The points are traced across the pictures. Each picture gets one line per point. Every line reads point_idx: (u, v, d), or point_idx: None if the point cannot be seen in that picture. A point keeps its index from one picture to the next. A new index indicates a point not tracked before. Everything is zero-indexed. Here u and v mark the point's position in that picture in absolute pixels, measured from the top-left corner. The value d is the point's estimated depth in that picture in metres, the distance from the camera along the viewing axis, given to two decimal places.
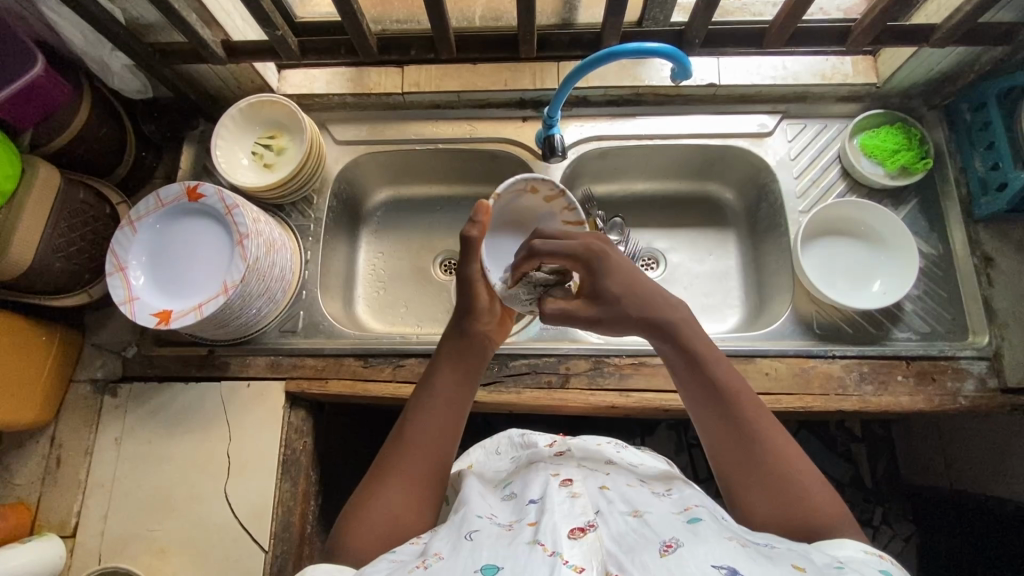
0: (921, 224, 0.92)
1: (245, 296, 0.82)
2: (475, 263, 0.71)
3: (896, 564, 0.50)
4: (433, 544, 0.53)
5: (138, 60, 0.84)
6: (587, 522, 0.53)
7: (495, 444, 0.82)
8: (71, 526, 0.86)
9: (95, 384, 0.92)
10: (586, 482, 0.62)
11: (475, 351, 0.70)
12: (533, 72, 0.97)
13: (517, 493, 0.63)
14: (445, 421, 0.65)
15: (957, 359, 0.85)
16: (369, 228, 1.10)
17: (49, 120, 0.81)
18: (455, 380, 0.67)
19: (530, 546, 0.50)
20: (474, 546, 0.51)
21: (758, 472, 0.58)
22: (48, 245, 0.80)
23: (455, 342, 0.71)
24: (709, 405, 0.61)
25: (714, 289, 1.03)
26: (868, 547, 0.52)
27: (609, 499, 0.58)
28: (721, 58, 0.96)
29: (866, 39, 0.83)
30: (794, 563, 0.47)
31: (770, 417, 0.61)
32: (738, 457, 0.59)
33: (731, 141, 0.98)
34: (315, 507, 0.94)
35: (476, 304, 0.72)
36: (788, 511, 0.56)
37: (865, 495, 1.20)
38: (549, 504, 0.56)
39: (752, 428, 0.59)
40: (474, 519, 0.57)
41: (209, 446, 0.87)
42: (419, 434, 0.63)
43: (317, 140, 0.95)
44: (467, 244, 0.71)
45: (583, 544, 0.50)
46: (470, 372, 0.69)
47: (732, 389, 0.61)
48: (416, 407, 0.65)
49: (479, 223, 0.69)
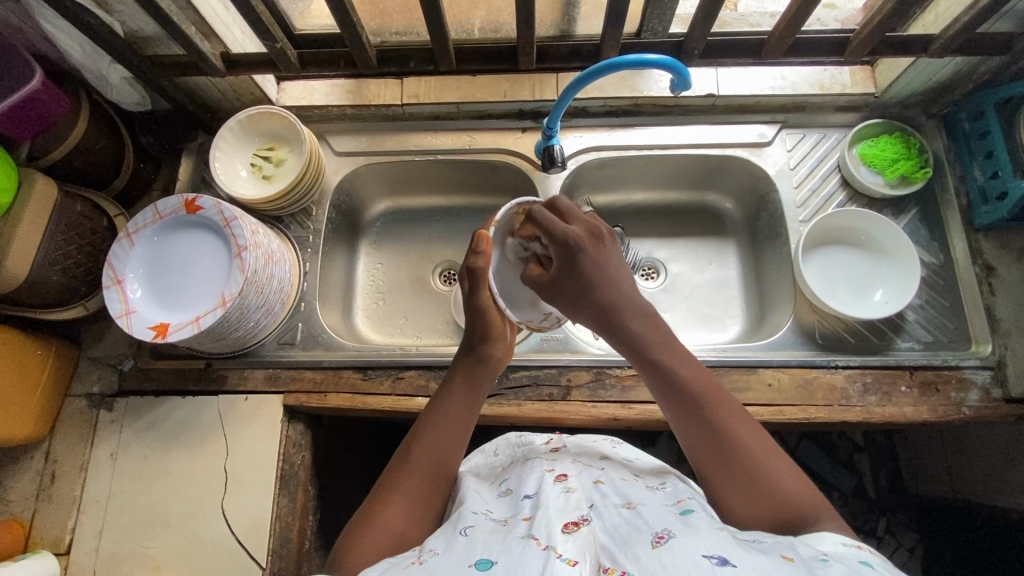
0: (922, 233, 0.92)
1: (244, 308, 0.81)
2: (485, 290, 0.72)
3: (874, 554, 0.50)
4: (429, 541, 0.54)
5: (137, 72, 0.84)
6: (581, 517, 0.53)
7: (492, 446, 0.78)
8: (65, 543, 0.84)
9: (91, 399, 0.90)
10: (580, 477, 0.61)
11: (486, 376, 0.72)
12: (532, 83, 0.97)
13: (512, 489, 0.62)
14: (449, 438, 0.66)
15: (960, 368, 0.85)
16: (369, 239, 1.09)
17: (47, 133, 0.81)
18: (462, 401, 0.69)
19: (524, 540, 0.49)
20: (469, 541, 0.51)
21: (731, 468, 0.59)
22: (45, 259, 0.79)
23: (468, 367, 0.72)
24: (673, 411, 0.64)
25: (714, 299, 1.03)
26: (846, 539, 0.52)
27: (603, 492, 0.58)
28: (720, 69, 0.96)
29: (865, 50, 0.83)
30: (783, 555, 0.47)
31: (741, 415, 0.63)
32: (714, 458, 0.60)
33: (730, 150, 0.98)
34: (313, 522, 0.93)
35: (491, 327, 0.72)
36: (761, 502, 0.57)
37: (868, 506, 1.19)
38: (544, 499, 0.56)
39: (722, 428, 0.61)
40: (468, 515, 0.56)
41: (207, 460, 0.86)
42: (424, 449, 0.65)
43: (316, 152, 0.95)
44: (472, 275, 0.73)
45: (577, 539, 0.50)
46: (478, 391, 0.70)
47: (696, 389, 0.63)
48: (424, 424, 0.67)
49: (481, 252, 0.72)
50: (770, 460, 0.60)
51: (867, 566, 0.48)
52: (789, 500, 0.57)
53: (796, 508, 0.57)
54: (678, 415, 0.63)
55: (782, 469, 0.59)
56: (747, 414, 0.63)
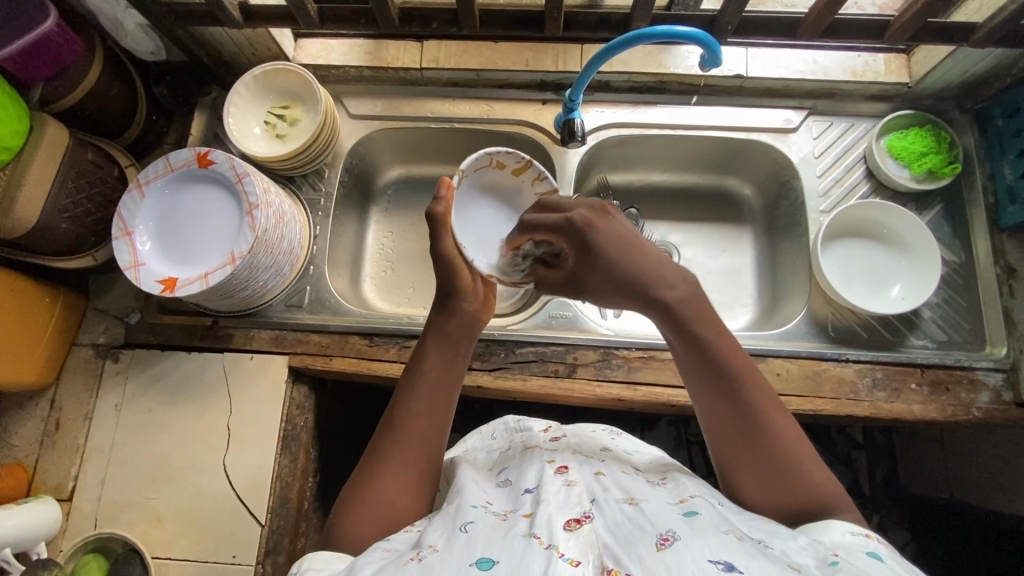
0: (945, 230, 0.90)
1: (253, 267, 0.80)
2: (447, 238, 0.70)
3: (882, 544, 0.52)
4: (427, 536, 0.53)
5: (153, 18, 0.82)
6: (583, 514, 0.53)
7: (491, 430, 0.79)
8: (67, 490, 0.85)
9: (97, 349, 0.91)
10: (581, 469, 0.61)
11: (462, 333, 0.68)
12: (555, 53, 0.95)
13: (511, 480, 0.62)
14: (435, 407, 0.64)
15: (972, 369, 0.84)
16: (379, 206, 1.08)
17: (58, 78, 0.79)
18: (446, 361, 0.67)
19: (526, 539, 0.49)
20: (470, 538, 0.50)
21: (766, 463, 0.58)
22: (54, 205, 0.78)
23: (441, 325, 0.68)
24: (709, 385, 0.61)
25: (726, 286, 1.02)
26: (856, 529, 0.53)
27: (604, 486, 0.57)
28: (750, 49, 0.93)
29: (905, 34, 0.80)
30: (790, 563, 0.46)
31: (781, 413, 0.60)
32: (737, 435, 0.59)
33: (755, 135, 0.95)
34: (312, 484, 0.93)
35: (459, 280, 0.69)
36: (781, 486, 0.57)
37: (863, 503, 1.18)
38: (544, 494, 0.55)
39: (760, 426, 0.59)
40: (468, 509, 0.56)
41: (209, 417, 0.86)
42: (409, 421, 0.63)
43: (331, 113, 0.93)
44: (433, 221, 0.70)
45: (579, 537, 0.49)
46: (459, 355, 0.67)
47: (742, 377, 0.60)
48: (405, 395, 0.65)
49: (444, 199, 0.70)
50: (804, 457, 0.58)
51: (875, 559, 0.48)
52: (804, 483, 0.57)
53: (804, 488, 0.57)
54: (716, 396, 0.60)
55: (802, 451, 0.58)
56: (789, 415, 0.60)
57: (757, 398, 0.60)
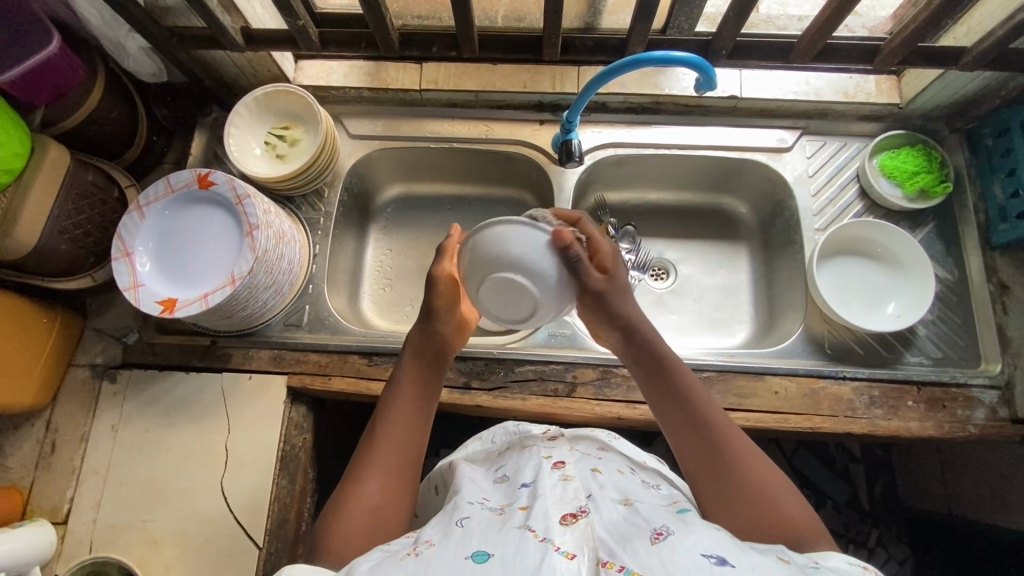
0: (937, 248, 0.92)
1: (252, 287, 0.80)
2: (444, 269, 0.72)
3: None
4: (425, 532, 0.52)
5: (155, 43, 0.83)
6: (579, 509, 0.52)
7: (490, 435, 0.77)
8: (62, 513, 0.84)
9: (95, 369, 0.90)
10: (578, 464, 0.61)
11: (432, 357, 0.70)
12: (553, 75, 0.96)
13: (508, 476, 0.62)
14: (409, 426, 0.65)
15: (968, 387, 0.85)
16: (379, 224, 1.09)
17: (60, 101, 0.80)
18: (421, 374, 0.69)
19: (521, 531, 0.48)
20: (466, 533, 0.50)
21: (731, 487, 0.59)
22: (54, 226, 0.79)
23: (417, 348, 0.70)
24: (669, 410, 0.66)
25: (724, 303, 1.02)
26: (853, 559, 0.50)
27: (600, 484, 0.57)
28: (744, 71, 0.95)
29: (896, 59, 0.81)
30: (779, 555, 0.48)
31: (748, 445, 0.62)
32: (700, 460, 0.62)
33: (749, 154, 0.97)
34: (310, 504, 0.92)
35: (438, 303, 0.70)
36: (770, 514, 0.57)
37: (862, 517, 1.18)
38: (541, 488, 0.55)
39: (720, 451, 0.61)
40: (464, 505, 0.56)
41: (208, 437, 0.86)
42: (389, 431, 0.64)
43: (331, 134, 0.94)
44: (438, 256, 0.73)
45: (575, 531, 0.49)
46: (431, 376, 0.69)
47: (699, 406, 0.65)
48: (385, 409, 0.66)
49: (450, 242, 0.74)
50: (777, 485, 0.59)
51: None
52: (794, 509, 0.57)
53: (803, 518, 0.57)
54: (677, 424, 0.65)
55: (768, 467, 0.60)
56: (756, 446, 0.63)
57: (722, 429, 0.63)
